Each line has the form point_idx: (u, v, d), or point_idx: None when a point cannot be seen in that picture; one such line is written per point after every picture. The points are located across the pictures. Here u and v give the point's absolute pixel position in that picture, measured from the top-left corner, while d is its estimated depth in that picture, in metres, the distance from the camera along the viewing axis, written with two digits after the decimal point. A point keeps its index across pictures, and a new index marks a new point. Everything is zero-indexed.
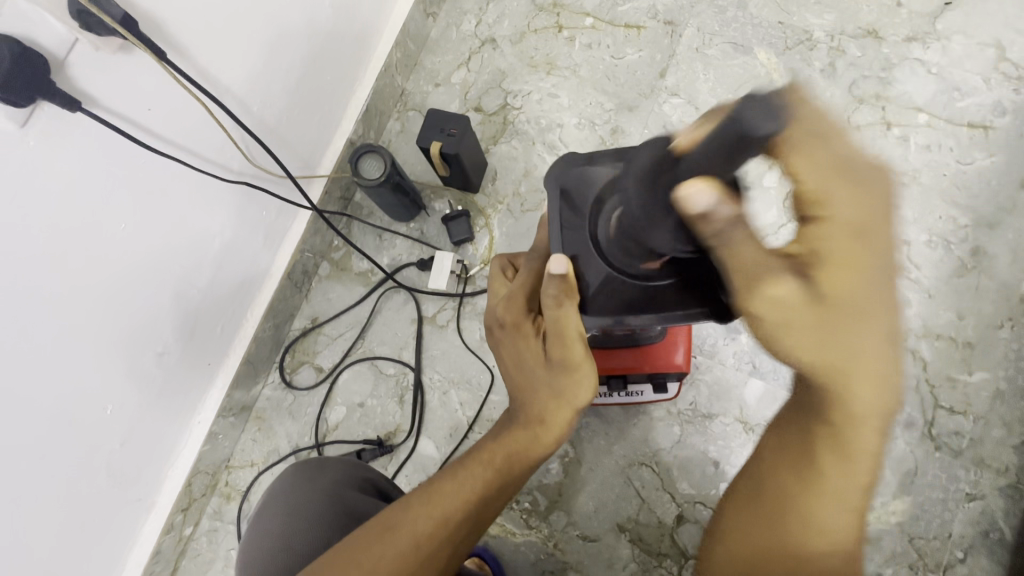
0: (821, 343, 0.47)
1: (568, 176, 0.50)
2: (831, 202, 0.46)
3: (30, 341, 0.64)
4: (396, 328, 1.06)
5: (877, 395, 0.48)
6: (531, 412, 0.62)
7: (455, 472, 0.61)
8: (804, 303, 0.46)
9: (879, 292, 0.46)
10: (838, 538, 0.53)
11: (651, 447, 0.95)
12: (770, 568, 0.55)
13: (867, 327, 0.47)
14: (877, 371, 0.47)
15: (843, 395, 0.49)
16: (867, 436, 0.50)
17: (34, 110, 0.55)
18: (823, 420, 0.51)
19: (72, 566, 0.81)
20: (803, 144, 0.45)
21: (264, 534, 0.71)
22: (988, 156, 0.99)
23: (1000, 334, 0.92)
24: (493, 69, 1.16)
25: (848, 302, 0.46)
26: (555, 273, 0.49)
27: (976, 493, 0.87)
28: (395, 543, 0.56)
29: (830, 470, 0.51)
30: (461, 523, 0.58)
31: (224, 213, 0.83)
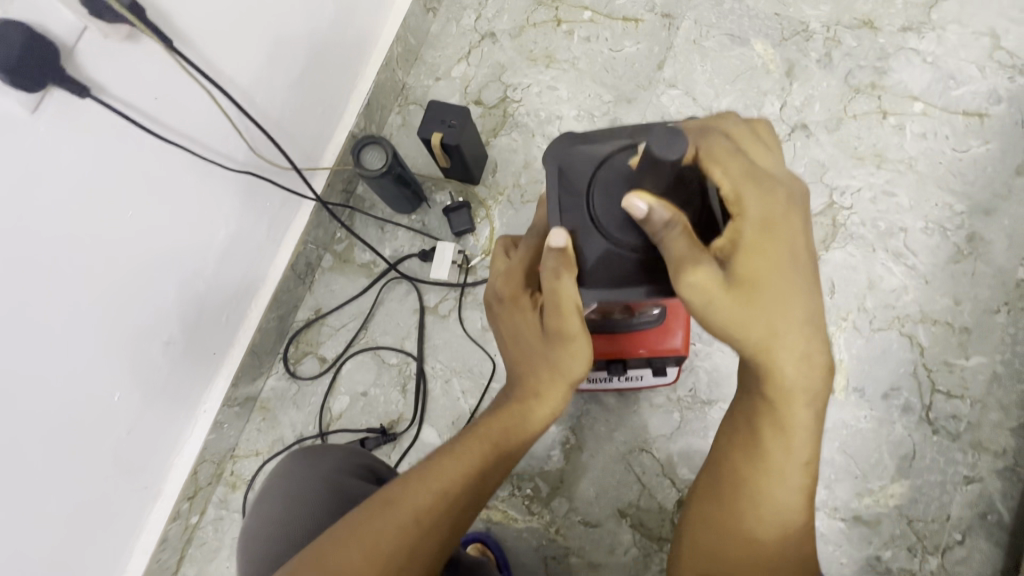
0: (746, 326, 0.47)
1: (565, 154, 0.52)
2: (744, 198, 0.47)
3: (40, 325, 0.65)
4: (398, 318, 1.08)
5: (801, 375, 0.49)
6: (526, 387, 0.62)
7: (452, 448, 0.61)
8: (725, 289, 0.46)
9: (791, 279, 0.47)
10: (788, 518, 0.53)
11: (651, 433, 0.96)
12: (722, 555, 0.54)
13: (784, 313, 0.47)
14: (800, 353, 0.48)
15: (776, 376, 0.50)
16: (800, 411, 0.51)
17: (44, 96, 0.56)
18: (759, 395, 0.52)
19: (81, 552, 0.82)
20: (718, 150, 0.48)
21: (264, 520, 0.71)
22: (983, 144, 1.00)
23: (997, 318, 0.93)
24: (493, 63, 1.17)
25: (763, 287, 0.46)
26: (555, 245, 0.51)
27: (974, 475, 0.88)
28: (394, 519, 0.55)
29: (771, 445, 0.52)
30: (460, 495, 0.58)
31: (229, 204, 0.84)
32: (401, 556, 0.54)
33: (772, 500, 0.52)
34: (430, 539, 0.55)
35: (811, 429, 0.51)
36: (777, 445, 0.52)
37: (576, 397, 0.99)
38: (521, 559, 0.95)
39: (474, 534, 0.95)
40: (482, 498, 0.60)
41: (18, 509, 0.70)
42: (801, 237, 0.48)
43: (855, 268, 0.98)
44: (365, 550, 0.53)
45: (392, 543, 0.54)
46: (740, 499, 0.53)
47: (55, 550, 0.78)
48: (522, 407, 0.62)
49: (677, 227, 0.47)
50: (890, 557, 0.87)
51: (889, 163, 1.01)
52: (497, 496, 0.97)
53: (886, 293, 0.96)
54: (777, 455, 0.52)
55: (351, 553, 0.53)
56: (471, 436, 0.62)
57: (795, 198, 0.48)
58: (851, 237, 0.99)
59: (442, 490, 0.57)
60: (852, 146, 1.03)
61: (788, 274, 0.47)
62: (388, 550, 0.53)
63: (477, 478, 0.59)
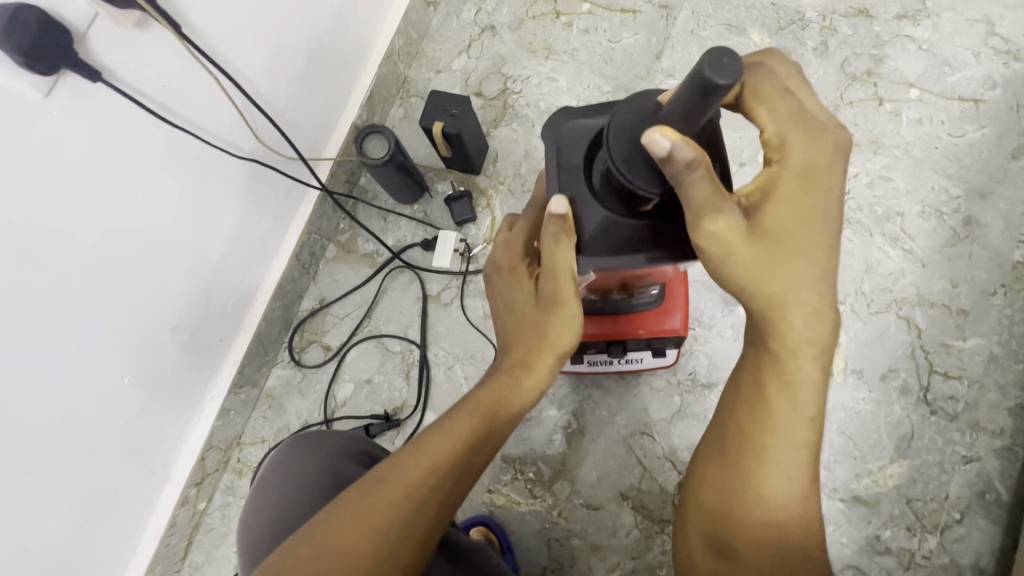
0: (762, 274, 0.49)
1: (559, 131, 0.52)
2: (785, 145, 0.49)
3: (54, 307, 0.67)
4: (402, 306, 1.09)
5: (810, 326, 0.51)
6: (514, 359, 0.65)
7: (441, 424, 0.63)
8: (746, 237, 0.49)
9: (820, 229, 0.49)
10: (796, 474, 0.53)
11: (652, 417, 0.97)
12: (735, 512, 0.55)
13: (801, 263, 0.49)
14: (810, 304, 0.50)
15: (785, 328, 0.51)
16: (806, 365, 0.52)
17: (57, 81, 0.58)
18: (764, 348, 0.53)
19: (92, 535, 0.84)
20: (767, 94, 0.50)
21: (266, 502, 0.72)
22: (979, 128, 1.01)
23: (993, 300, 0.94)
24: (493, 55, 1.19)
25: (790, 237, 0.49)
26: (556, 212, 0.52)
27: (972, 455, 0.89)
28: (387, 494, 0.57)
29: (776, 402, 0.53)
30: (451, 469, 0.60)
31: (234, 191, 0.86)
32: (397, 528, 0.55)
33: (778, 458, 0.53)
34: (424, 512, 0.57)
35: (816, 383, 0.52)
36: (782, 402, 0.53)
37: (577, 382, 1.00)
38: (524, 542, 0.96)
39: (477, 517, 0.96)
40: (473, 472, 0.62)
41: (31, 488, 0.72)
42: (838, 186, 0.49)
43: (852, 252, 0.99)
44: (361, 524, 0.55)
45: (387, 515, 0.55)
46: (744, 457, 0.55)
47: (67, 531, 0.79)
48: (509, 380, 0.65)
49: (700, 168, 0.45)
50: (889, 536, 0.88)
51: (885, 149, 1.02)
52: (500, 480, 0.99)
53: (883, 277, 0.97)
54: (782, 411, 0.53)
55: (346, 528, 0.54)
56: (459, 411, 0.64)
57: (837, 151, 0.49)
58: (848, 222, 1.00)
59: (434, 465, 0.59)
60: (849, 132, 1.04)
61: (815, 224, 0.49)
62: (383, 522, 0.55)
63: (467, 451, 0.61)
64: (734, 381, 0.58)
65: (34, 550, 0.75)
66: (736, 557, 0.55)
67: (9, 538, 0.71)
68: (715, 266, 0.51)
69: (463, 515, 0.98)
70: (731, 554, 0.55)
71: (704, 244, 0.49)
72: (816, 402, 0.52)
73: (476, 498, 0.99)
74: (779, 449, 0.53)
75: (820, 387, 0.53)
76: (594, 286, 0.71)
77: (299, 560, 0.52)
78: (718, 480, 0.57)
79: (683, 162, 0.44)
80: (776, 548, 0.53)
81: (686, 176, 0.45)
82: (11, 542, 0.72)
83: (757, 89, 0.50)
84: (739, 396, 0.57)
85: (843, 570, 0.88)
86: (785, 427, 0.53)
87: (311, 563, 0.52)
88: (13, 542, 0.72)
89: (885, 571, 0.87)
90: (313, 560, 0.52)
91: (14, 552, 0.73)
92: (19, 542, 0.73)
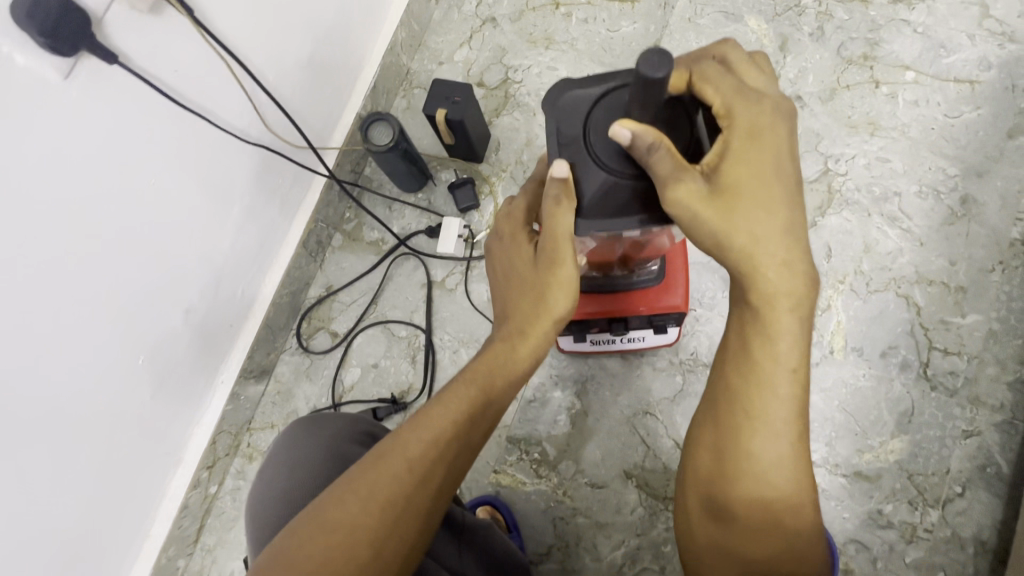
0: (730, 232, 0.51)
1: (557, 106, 0.54)
2: (734, 111, 0.51)
3: (72, 285, 0.69)
4: (406, 293, 1.11)
5: (784, 278, 0.52)
6: (512, 324, 0.63)
7: (440, 396, 0.60)
8: (711, 197, 0.51)
9: (774, 184, 0.51)
10: (784, 429, 0.54)
11: (654, 396, 0.99)
12: (724, 469, 0.55)
13: (765, 218, 0.51)
14: (779, 256, 0.52)
15: (760, 282, 0.52)
16: (784, 318, 0.53)
17: (76, 63, 0.60)
18: (745, 304, 0.55)
19: (110, 514, 0.86)
20: (709, 70, 0.52)
21: (269, 488, 0.70)
22: (975, 109, 1.02)
23: (992, 277, 0.95)
24: (494, 46, 1.21)
25: (744, 193, 0.51)
26: (557, 175, 0.53)
27: (973, 429, 0.90)
28: (387, 471, 0.54)
29: (760, 356, 0.54)
30: (451, 441, 0.57)
31: (243, 176, 0.88)
32: (399, 505, 0.53)
33: (765, 412, 0.54)
34: (426, 486, 0.55)
35: (797, 335, 0.53)
36: (765, 356, 0.54)
37: (581, 363, 1.02)
38: (530, 521, 0.97)
39: (483, 497, 0.97)
40: (475, 443, 0.60)
41: (52, 464, 0.74)
42: (784, 143, 0.52)
43: (851, 233, 1.00)
44: (362, 503, 0.52)
45: (388, 492, 0.53)
46: (733, 414, 0.55)
47: (86, 509, 0.81)
48: (508, 345, 0.62)
49: (662, 149, 0.49)
50: (891, 511, 0.89)
51: (882, 131, 1.04)
52: (506, 460, 1.00)
53: (881, 256, 0.99)
54: (766, 366, 0.54)
55: (348, 508, 0.52)
56: (457, 382, 0.61)
57: (783, 114, 0.52)
58: (846, 203, 1.01)
59: (433, 438, 0.56)
60: (846, 115, 1.05)
61: (770, 177, 0.51)
62: (385, 500, 0.53)
63: (467, 422, 0.58)
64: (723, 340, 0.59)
65: (54, 527, 0.77)
66: (732, 520, 0.55)
67: (31, 513, 0.73)
68: (684, 227, 0.53)
69: (469, 496, 1.00)
70: (728, 517, 0.55)
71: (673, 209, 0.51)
72: (799, 353, 0.53)
73: (482, 478, 1.00)
74: (767, 405, 0.54)
75: (802, 339, 0.54)
76: (594, 261, 0.73)
77: (302, 545, 0.51)
78: (712, 444, 0.57)
79: (648, 146, 0.49)
80: (771, 501, 0.53)
81: (653, 155, 0.49)
82: (32, 517, 0.74)
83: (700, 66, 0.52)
84: (726, 354, 0.58)
85: (846, 544, 0.89)
86: (772, 382, 0.54)
87: (313, 547, 0.50)
88: (34, 517, 0.74)
89: (888, 545, 0.88)
90: (315, 543, 0.51)
91: (36, 527, 0.75)
92: (39, 518, 0.75)
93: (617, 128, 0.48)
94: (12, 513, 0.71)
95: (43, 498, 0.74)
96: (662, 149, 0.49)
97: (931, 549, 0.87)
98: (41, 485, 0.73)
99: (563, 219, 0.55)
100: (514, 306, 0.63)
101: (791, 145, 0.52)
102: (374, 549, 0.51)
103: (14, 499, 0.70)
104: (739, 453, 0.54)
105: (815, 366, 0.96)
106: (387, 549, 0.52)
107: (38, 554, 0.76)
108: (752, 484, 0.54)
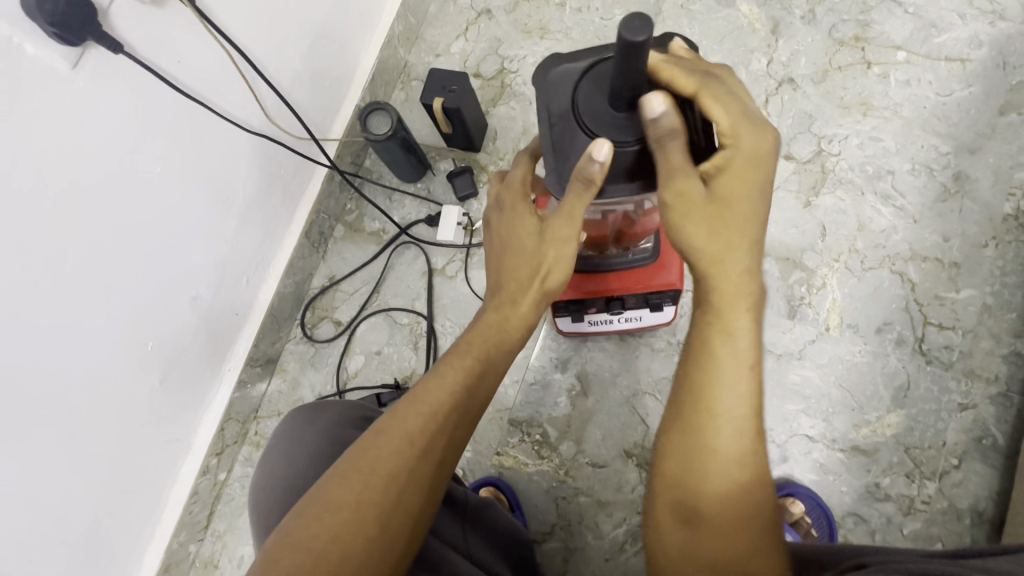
0: (708, 238, 0.52)
1: (546, 83, 0.54)
2: (737, 131, 0.51)
3: (82, 270, 0.71)
4: (408, 281, 1.13)
5: (742, 282, 0.52)
6: (503, 296, 0.64)
7: (434, 372, 0.59)
8: (699, 203, 0.51)
9: (755, 205, 0.52)
10: (745, 426, 0.50)
11: (653, 376, 1.01)
12: (686, 470, 0.51)
13: (741, 235, 0.52)
14: (745, 267, 0.52)
15: (721, 284, 0.52)
16: (740, 316, 0.52)
17: (83, 53, 0.63)
18: (705, 303, 0.53)
19: (124, 498, 0.88)
20: (718, 85, 0.51)
21: (267, 475, 0.65)
22: (966, 87, 1.04)
23: (985, 253, 0.97)
24: (490, 37, 1.22)
25: (727, 208, 0.51)
26: (600, 158, 0.50)
27: (968, 402, 0.92)
28: (388, 445, 0.53)
29: (720, 351, 0.51)
30: (450, 414, 0.56)
31: (245, 165, 0.90)
32: (403, 478, 0.52)
33: (726, 408, 0.50)
34: (428, 459, 0.54)
35: (753, 334, 0.52)
36: (724, 350, 0.51)
37: (580, 346, 1.03)
38: (532, 501, 0.99)
39: (487, 478, 0.99)
40: (472, 416, 0.60)
41: (68, 447, 0.76)
42: (771, 176, 0.53)
43: (845, 212, 1.01)
44: (365, 479, 0.51)
45: (391, 465, 0.52)
46: (693, 411, 0.51)
47: (103, 492, 0.83)
48: (500, 317, 0.64)
49: (677, 139, 0.50)
50: (888, 484, 0.90)
51: (875, 111, 1.05)
52: (508, 442, 1.02)
53: (875, 234, 1.00)
54: (726, 355, 0.51)
55: (352, 485, 0.50)
56: (451, 357, 0.61)
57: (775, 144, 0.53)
58: (839, 182, 1.03)
59: (432, 411, 0.56)
60: (838, 96, 1.07)
61: (752, 205, 0.52)
62: (388, 474, 0.51)
63: (464, 395, 0.58)
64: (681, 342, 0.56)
65: (72, 509, 0.79)
66: (701, 524, 0.50)
67: (50, 495, 0.75)
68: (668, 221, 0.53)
69: (472, 478, 1.02)
70: (696, 521, 0.50)
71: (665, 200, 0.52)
72: (755, 352, 0.51)
73: (485, 460, 1.02)
74: (726, 398, 0.50)
75: (757, 338, 0.52)
76: (590, 240, 0.75)
77: (307, 526, 0.48)
78: (679, 443, 0.52)
79: (665, 132, 0.50)
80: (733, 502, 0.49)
81: (667, 141, 0.49)
82: (52, 498, 0.76)
83: (711, 79, 0.51)
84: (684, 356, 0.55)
85: (845, 518, 0.90)
86: (733, 375, 0.51)
87: (320, 527, 0.48)
88: (53, 500, 0.76)
89: (887, 517, 0.89)
90: (320, 522, 0.48)
91: (53, 510, 0.77)
92: (57, 501, 0.77)
93: (652, 100, 0.49)
94: (31, 495, 0.73)
95: (60, 480, 0.76)
96: (674, 141, 0.50)
97: (929, 520, 0.88)
98: (59, 467, 0.75)
99: (588, 195, 0.53)
100: (507, 281, 0.64)
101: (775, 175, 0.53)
102: (380, 524, 0.50)
103: (34, 480, 0.73)
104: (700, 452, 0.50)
105: (811, 343, 0.97)
106: (394, 522, 0.50)
107: (58, 535, 0.79)
108: (723, 476, 0.50)
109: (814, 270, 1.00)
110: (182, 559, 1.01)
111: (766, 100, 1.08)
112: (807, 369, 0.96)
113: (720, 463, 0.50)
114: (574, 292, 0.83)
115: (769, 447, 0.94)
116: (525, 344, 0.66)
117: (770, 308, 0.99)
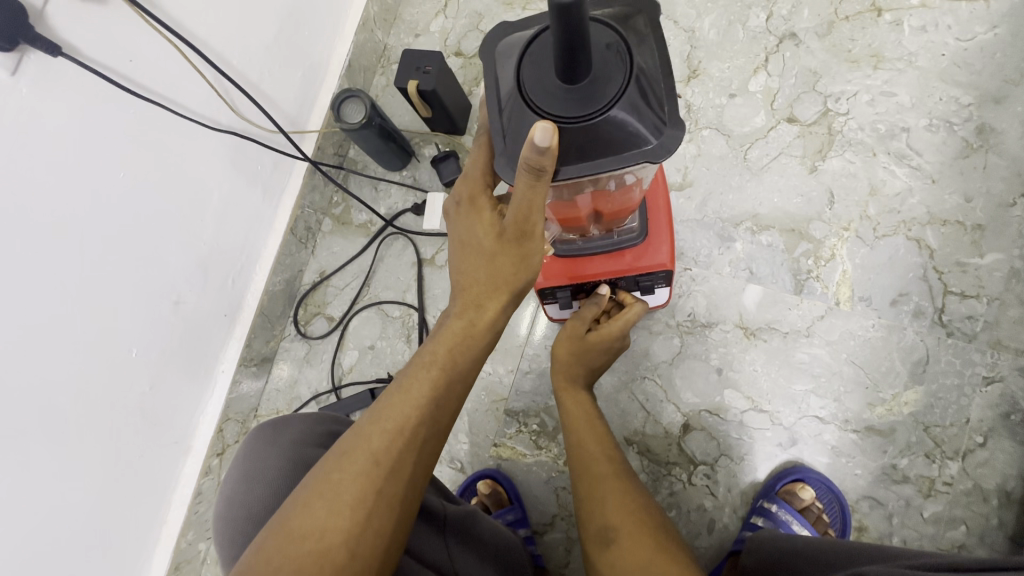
0: (573, 351, 0.84)
1: (494, 66, 0.51)
2: (618, 322, 0.83)
3: (49, 282, 0.69)
4: (399, 273, 1.11)
5: (580, 367, 0.83)
6: (467, 299, 0.62)
7: (397, 386, 0.57)
8: (576, 335, 0.84)
9: (596, 351, 0.83)
10: (605, 451, 0.73)
11: (653, 359, 0.95)
12: (580, 497, 0.69)
13: (585, 359, 0.83)
14: (583, 364, 0.83)
15: (562, 371, 0.83)
16: (573, 395, 0.81)
17: (22, 58, 0.62)
18: (562, 386, 0.83)
19: (127, 506, 0.86)
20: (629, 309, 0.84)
21: (227, 505, 0.63)
22: (990, 29, 0.95)
23: (1013, 212, 0.89)
24: (470, 12, 1.17)
25: (586, 347, 0.83)
26: (540, 143, 0.43)
27: (994, 375, 0.85)
28: (352, 467, 0.50)
29: (573, 410, 0.79)
30: (418, 429, 0.54)
31: (219, 166, 0.89)
32: (369, 501, 0.49)
33: (580, 441, 0.74)
34: (398, 477, 0.52)
35: (588, 401, 0.81)
36: (576, 410, 0.79)
37: None
38: (534, 492, 0.97)
39: (485, 471, 0.97)
40: (442, 428, 0.58)
41: (64, 460, 0.74)
42: (616, 346, 0.84)
43: (855, 175, 0.94)
44: (330, 506, 0.48)
45: (354, 492, 0.49)
46: (579, 456, 0.73)
47: (109, 503, 0.82)
48: (465, 321, 0.61)
49: (596, 304, 0.84)
50: (906, 465, 0.85)
51: (887, 63, 0.97)
52: (505, 433, 1.00)
53: (888, 198, 0.92)
54: (575, 415, 0.78)
55: (315, 511, 0.48)
56: (415, 368, 0.59)
57: (624, 338, 0.85)
58: (848, 143, 0.95)
59: (398, 429, 0.53)
60: (846, 49, 0.98)
61: (600, 353, 0.83)
62: (354, 498, 0.49)
63: (430, 408, 0.56)
64: (568, 420, 0.78)
65: (82, 524, 0.78)
66: (616, 542, 0.62)
67: (57, 508, 0.74)
68: (557, 345, 0.85)
69: (472, 470, 1.00)
70: (613, 540, 0.63)
71: (563, 332, 0.85)
72: (591, 412, 0.79)
73: (483, 452, 1.00)
74: (585, 434, 0.75)
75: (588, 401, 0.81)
76: (566, 223, 0.71)
77: (269, 559, 0.45)
78: (582, 489, 0.70)
79: (594, 302, 0.85)
80: (633, 510, 0.65)
81: (590, 301, 0.85)
82: (60, 512, 0.75)
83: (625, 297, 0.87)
84: (568, 429, 0.77)
85: (860, 502, 0.85)
86: (587, 424, 0.77)
87: (282, 561, 0.45)
88: (60, 512, 0.75)
89: (906, 501, 0.84)
90: (283, 555, 0.46)
91: (57, 523, 0.75)
92: (61, 513, 0.75)
93: (602, 285, 0.83)
94: (37, 511, 0.72)
95: (64, 495, 0.75)
96: (592, 303, 0.85)
97: (952, 502, 0.83)
98: (63, 481, 0.74)
99: (543, 183, 0.48)
100: (470, 282, 0.61)
101: (619, 348, 0.85)
102: (349, 550, 0.47)
103: (35, 496, 0.71)
104: (588, 476, 0.70)
105: (821, 319, 0.91)
106: (364, 550, 0.48)
107: (69, 550, 0.77)
108: (618, 508, 0.65)
109: (821, 241, 0.93)
110: (193, 557, 0.99)
111: (766, 59, 1.00)
112: (817, 347, 0.90)
113: (607, 483, 0.68)
114: (564, 278, 0.79)
115: (777, 430, 0.90)
116: (494, 348, 0.65)
117: (776, 283, 0.93)
